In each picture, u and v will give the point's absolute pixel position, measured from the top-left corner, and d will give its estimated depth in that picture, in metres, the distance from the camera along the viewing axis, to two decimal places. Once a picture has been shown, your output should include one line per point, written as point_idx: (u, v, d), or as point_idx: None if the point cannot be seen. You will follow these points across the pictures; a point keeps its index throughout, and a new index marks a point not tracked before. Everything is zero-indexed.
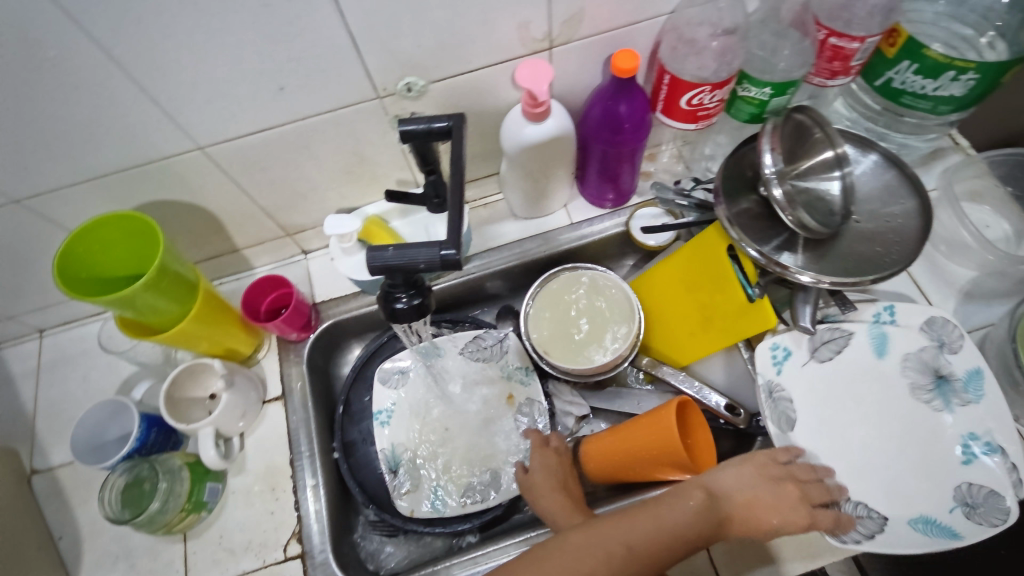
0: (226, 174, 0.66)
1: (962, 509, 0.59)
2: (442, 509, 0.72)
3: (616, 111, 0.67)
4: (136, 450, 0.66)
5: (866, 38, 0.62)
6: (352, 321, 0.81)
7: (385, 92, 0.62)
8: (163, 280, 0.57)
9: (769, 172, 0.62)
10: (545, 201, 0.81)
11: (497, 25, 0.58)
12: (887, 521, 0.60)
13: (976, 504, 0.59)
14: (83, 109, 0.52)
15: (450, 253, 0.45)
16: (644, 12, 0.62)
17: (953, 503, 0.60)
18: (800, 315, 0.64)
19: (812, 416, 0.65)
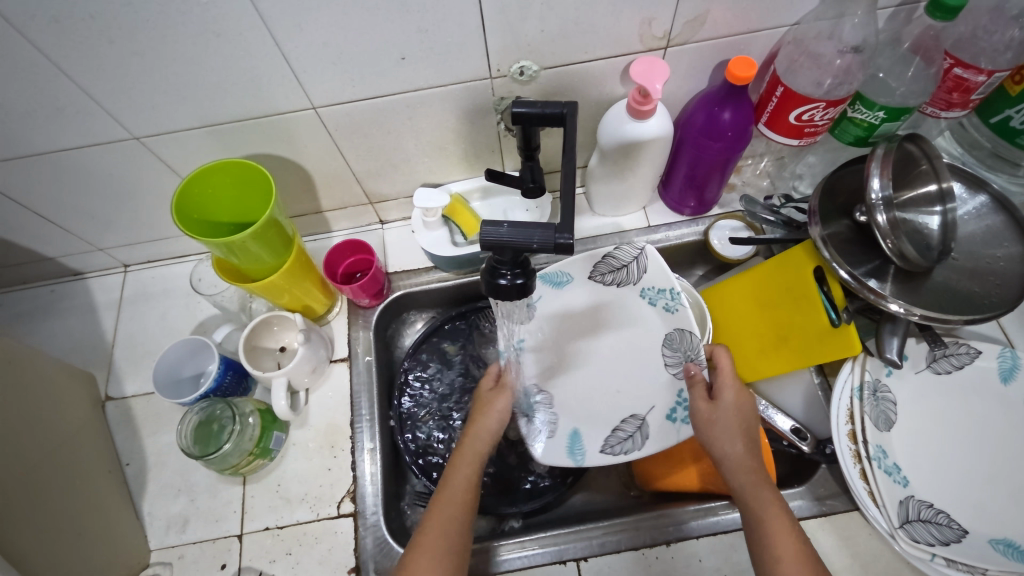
0: (331, 135, 0.67)
1: None
2: (581, 457, 0.66)
3: (720, 118, 0.66)
4: (211, 390, 0.68)
5: (994, 72, 0.60)
6: (421, 295, 0.83)
7: (498, 73, 0.62)
8: (268, 231, 0.59)
9: (875, 197, 0.60)
10: (626, 200, 0.81)
11: (622, 18, 0.58)
12: (967, 535, 0.57)
13: None
14: (218, 57, 0.54)
15: (564, 239, 0.45)
16: (767, 21, 0.61)
17: None
18: (885, 345, 0.62)
19: (912, 421, 0.63)
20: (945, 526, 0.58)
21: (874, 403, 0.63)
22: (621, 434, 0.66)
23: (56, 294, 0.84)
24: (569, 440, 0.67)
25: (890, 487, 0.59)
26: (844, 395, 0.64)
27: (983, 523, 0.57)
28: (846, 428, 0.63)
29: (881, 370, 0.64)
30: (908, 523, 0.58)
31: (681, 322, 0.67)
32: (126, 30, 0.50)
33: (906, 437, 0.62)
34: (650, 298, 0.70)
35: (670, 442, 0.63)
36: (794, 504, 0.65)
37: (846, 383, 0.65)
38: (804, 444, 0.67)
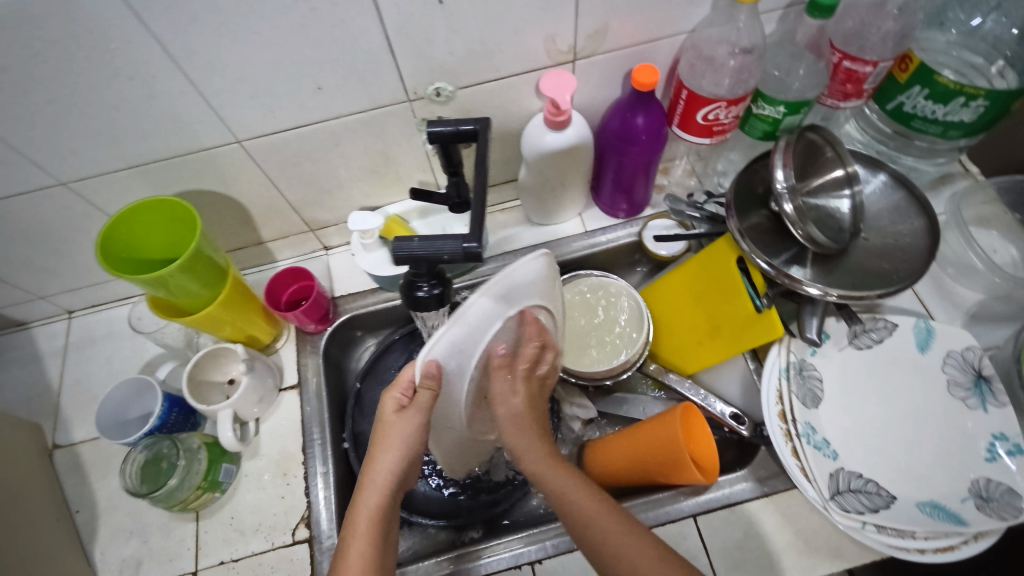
0: (260, 167, 0.69)
1: (975, 501, 0.57)
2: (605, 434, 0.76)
3: (633, 123, 0.69)
4: (157, 428, 0.68)
5: (879, 62, 0.64)
6: (367, 316, 0.84)
7: (415, 95, 0.65)
8: (197, 263, 0.60)
9: (780, 187, 0.64)
10: (560, 208, 0.83)
11: (525, 36, 0.61)
12: (894, 501, 0.60)
13: (991, 498, 0.57)
14: (135, 99, 0.56)
15: (472, 245, 0.48)
16: (665, 30, 0.65)
17: (966, 494, 0.58)
18: (806, 326, 0.65)
19: (837, 398, 0.66)
20: (874, 494, 0.60)
21: (801, 382, 0.66)
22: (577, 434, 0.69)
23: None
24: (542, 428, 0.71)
25: (821, 462, 0.62)
26: (773, 376, 0.67)
27: (908, 486, 0.60)
28: (776, 408, 0.65)
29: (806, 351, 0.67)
30: (838, 494, 0.60)
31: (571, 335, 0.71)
32: (38, 78, 0.51)
33: (828, 411, 0.65)
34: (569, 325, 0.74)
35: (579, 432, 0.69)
36: (739, 487, 0.67)
37: (774, 364, 0.67)
38: (743, 427, 0.70)
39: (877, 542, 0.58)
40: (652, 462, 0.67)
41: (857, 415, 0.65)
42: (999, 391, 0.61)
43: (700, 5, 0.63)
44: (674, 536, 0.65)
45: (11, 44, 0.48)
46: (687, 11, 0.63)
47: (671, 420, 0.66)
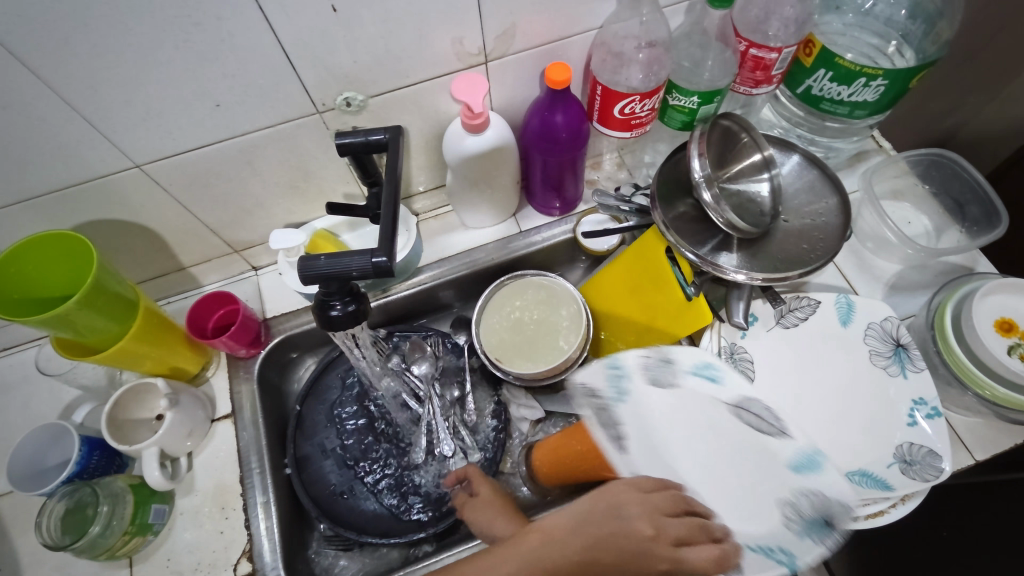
0: (167, 191, 0.65)
1: (900, 465, 0.60)
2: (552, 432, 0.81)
3: (552, 121, 0.69)
4: (76, 474, 0.64)
5: (782, 48, 0.66)
6: (303, 336, 0.81)
7: (325, 107, 0.63)
8: (99, 298, 0.57)
9: (698, 177, 0.65)
10: (492, 210, 0.82)
11: (431, 40, 0.60)
12: None
13: (913, 461, 0.60)
14: (13, 129, 0.52)
15: (381, 260, 0.47)
16: (573, 27, 0.65)
17: (891, 459, 0.60)
18: (734, 310, 0.67)
19: (770, 377, 0.67)
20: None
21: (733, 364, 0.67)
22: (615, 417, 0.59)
23: None
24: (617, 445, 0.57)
25: None
26: None
27: (838, 458, 0.61)
28: None
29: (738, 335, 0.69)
30: None
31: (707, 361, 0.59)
32: None
33: (762, 391, 0.66)
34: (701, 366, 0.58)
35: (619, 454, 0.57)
36: None
37: (707, 350, 0.68)
38: None
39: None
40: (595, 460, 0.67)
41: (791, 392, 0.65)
42: (915, 357, 0.63)
43: (605, 1, 0.63)
44: None
45: None
46: (593, 7, 0.63)
47: (610, 414, 0.66)
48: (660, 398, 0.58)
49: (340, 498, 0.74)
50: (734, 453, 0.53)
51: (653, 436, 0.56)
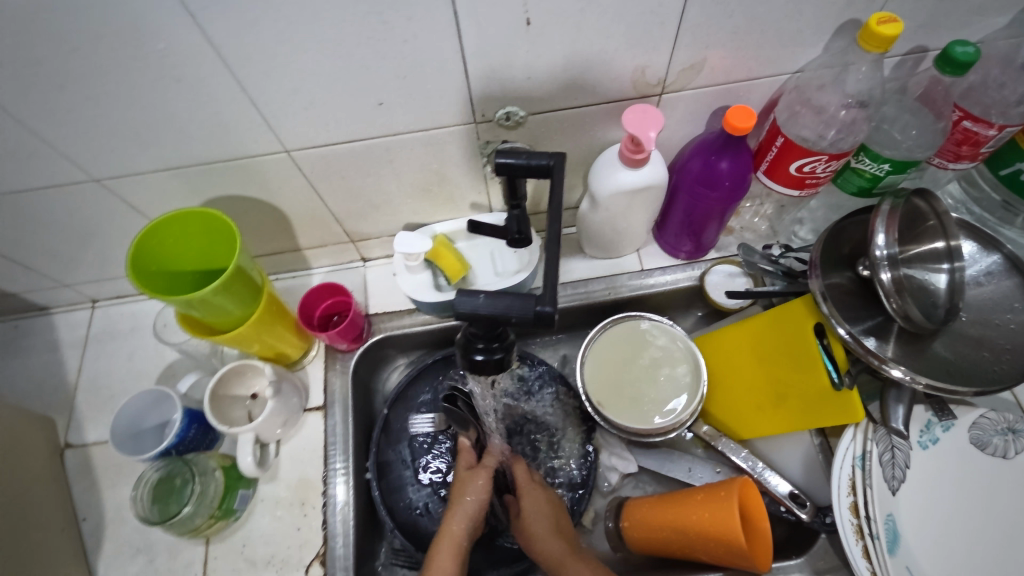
0: (306, 178, 0.64)
1: None
2: (644, 489, 0.77)
3: (716, 167, 0.63)
4: (174, 446, 0.64)
5: (1005, 126, 0.57)
6: (402, 338, 0.79)
7: (483, 118, 0.59)
8: (234, 283, 0.56)
9: (880, 254, 0.57)
10: (617, 244, 0.77)
11: (613, 65, 0.55)
12: None
13: None
14: (181, 102, 0.51)
15: (546, 308, 0.42)
16: (767, 69, 0.58)
17: None
18: (891, 414, 0.59)
19: (919, 492, 0.59)
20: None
21: (880, 470, 0.59)
22: (894, 475, 0.59)
23: (18, 331, 0.80)
24: (888, 528, 0.57)
25: (897, 562, 0.56)
26: (846, 465, 0.60)
27: None
28: (848, 500, 0.59)
29: (914, 443, 0.60)
30: None
31: (979, 437, 0.60)
32: (79, 75, 0.47)
33: (936, 522, 0.58)
34: (928, 428, 0.61)
35: (903, 526, 0.58)
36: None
37: (848, 450, 0.60)
38: (803, 511, 0.64)
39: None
40: (703, 543, 0.62)
41: (1010, 496, 0.57)
42: None
43: (812, 46, 0.56)
44: None
45: (51, 37, 0.43)
46: (797, 51, 0.56)
47: (727, 502, 0.60)
48: (935, 493, 0.59)
49: (415, 515, 0.72)
50: (980, 522, 0.57)
51: (975, 523, 0.57)
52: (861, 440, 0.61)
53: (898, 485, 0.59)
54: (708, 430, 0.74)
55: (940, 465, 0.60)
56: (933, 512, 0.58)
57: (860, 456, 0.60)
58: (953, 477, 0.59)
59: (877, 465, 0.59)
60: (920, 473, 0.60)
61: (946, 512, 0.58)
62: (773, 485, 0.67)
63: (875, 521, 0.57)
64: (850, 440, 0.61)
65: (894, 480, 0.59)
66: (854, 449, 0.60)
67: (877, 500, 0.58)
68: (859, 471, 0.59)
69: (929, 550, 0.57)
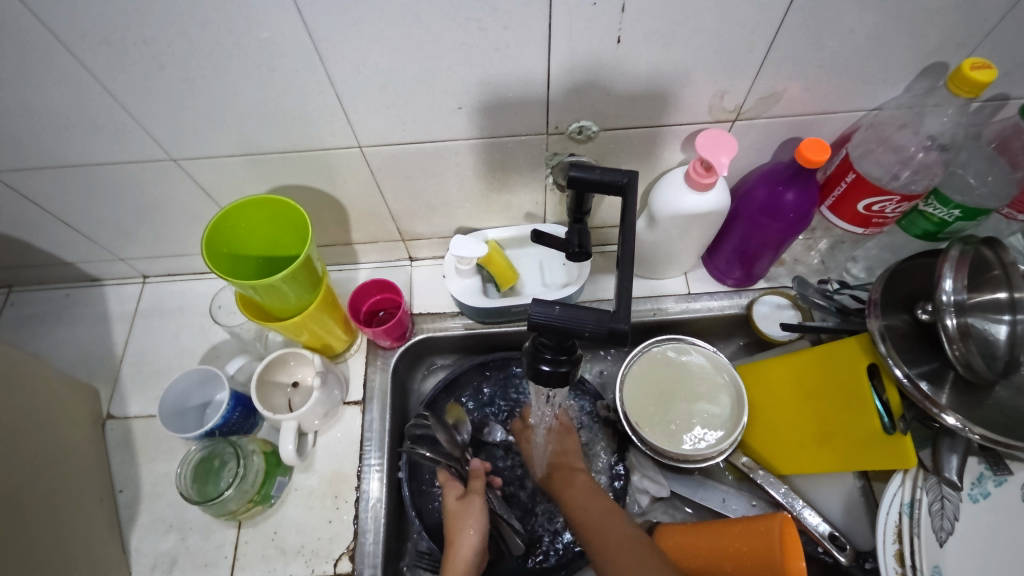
0: (372, 174, 0.64)
1: None
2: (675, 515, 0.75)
3: (781, 197, 0.62)
4: (217, 427, 0.65)
5: None
6: (443, 340, 0.79)
7: (556, 130, 0.60)
8: (301, 272, 0.57)
9: (946, 299, 0.56)
10: (668, 266, 0.77)
11: (693, 88, 0.55)
12: None
13: None
14: (268, 90, 0.52)
15: (620, 326, 0.42)
16: (844, 104, 0.58)
17: None
18: (944, 464, 0.57)
19: (970, 546, 0.57)
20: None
21: (927, 520, 0.57)
22: (943, 525, 0.57)
23: (70, 299, 0.82)
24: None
25: None
26: (893, 512, 0.59)
27: None
28: (892, 547, 0.58)
29: (966, 496, 0.59)
30: None
31: None
32: (178, 56, 0.48)
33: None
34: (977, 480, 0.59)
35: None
36: None
37: (895, 497, 0.60)
38: (842, 554, 0.63)
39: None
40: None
41: None
42: None
43: (894, 85, 0.56)
44: None
45: (162, 18, 0.45)
46: (878, 89, 0.56)
47: (769, 535, 0.59)
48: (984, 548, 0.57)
49: (444, 519, 0.71)
50: None
51: None
52: (911, 487, 0.60)
53: (945, 536, 0.57)
54: (747, 462, 0.73)
55: (993, 519, 0.58)
56: (982, 571, 0.56)
57: (909, 504, 0.59)
58: (1004, 534, 0.57)
59: (926, 514, 0.58)
60: (970, 527, 0.57)
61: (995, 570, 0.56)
62: (812, 523, 0.66)
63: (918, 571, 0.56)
64: (898, 487, 0.60)
65: (942, 532, 0.57)
66: (903, 495, 0.59)
67: (924, 551, 0.56)
68: (906, 519, 0.58)
69: None
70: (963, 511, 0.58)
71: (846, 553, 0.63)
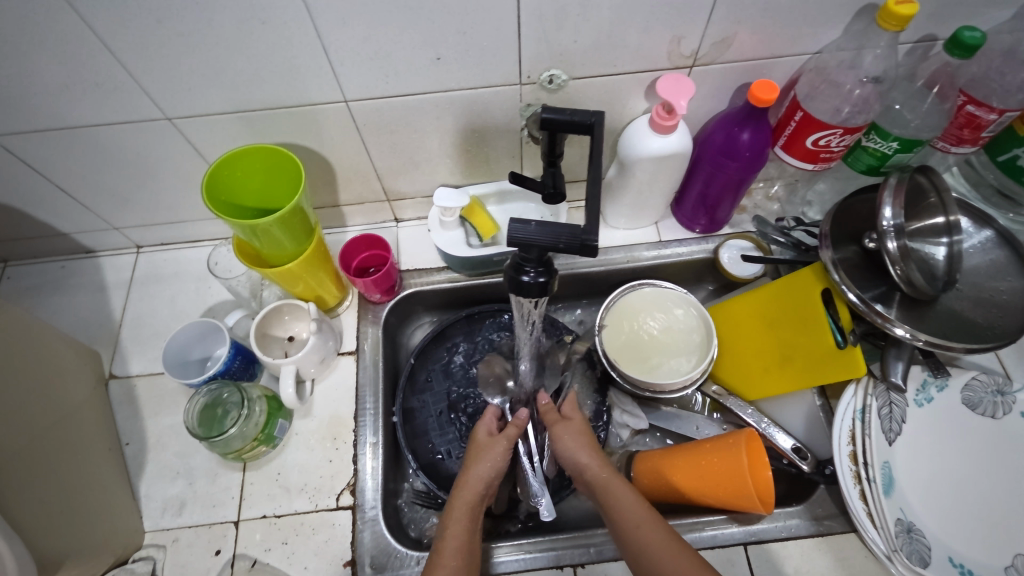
0: (357, 130, 0.68)
1: None
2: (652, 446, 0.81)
3: (738, 138, 0.68)
4: (220, 373, 0.69)
5: (1005, 111, 0.63)
6: (431, 294, 0.83)
7: (528, 80, 0.64)
8: (293, 217, 0.60)
9: (887, 224, 0.61)
10: (639, 213, 0.82)
11: (652, 35, 0.60)
12: (950, 556, 0.58)
13: None
14: (259, 43, 0.56)
15: (591, 240, 0.47)
16: (789, 48, 0.63)
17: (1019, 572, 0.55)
18: (891, 369, 0.63)
19: (913, 444, 0.63)
20: (976, 523, 0.59)
21: (873, 423, 0.64)
22: (890, 426, 0.64)
23: (66, 270, 0.85)
24: (882, 473, 0.62)
25: (889, 504, 0.60)
26: (847, 418, 0.65)
27: None
28: (847, 448, 0.64)
29: (913, 401, 0.65)
30: (904, 543, 0.58)
31: (972, 399, 0.64)
32: (173, 11, 0.51)
33: (926, 475, 0.62)
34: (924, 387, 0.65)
35: (897, 475, 0.62)
36: (793, 522, 0.67)
37: (849, 405, 0.66)
38: (805, 463, 0.69)
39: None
40: (709, 489, 0.66)
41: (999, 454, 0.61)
42: None
43: (833, 28, 0.61)
44: (722, 560, 0.66)
45: None
46: (818, 32, 0.62)
47: (736, 447, 0.64)
48: (928, 447, 0.63)
49: (437, 459, 0.75)
50: (967, 477, 0.61)
51: (958, 477, 0.61)
52: (864, 396, 0.66)
53: (891, 437, 0.63)
54: (716, 389, 0.79)
55: (938, 421, 0.64)
56: (924, 467, 0.63)
57: (860, 411, 0.65)
58: (945, 434, 0.63)
59: (874, 418, 0.64)
60: (917, 430, 0.64)
61: (935, 465, 0.62)
62: (777, 440, 0.71)
63: (866, 465, 0.62)
64: (850, 398, 0.66)
65: (890, 432, 0.64)
66: (855, 403, 0.65)
67: (874, 448, 0.62)
68: (858, 424, 0.64)
69: (917, 497, 0.61)
70: (908, 416, 0.64)
71: (806, 463, 0.69)
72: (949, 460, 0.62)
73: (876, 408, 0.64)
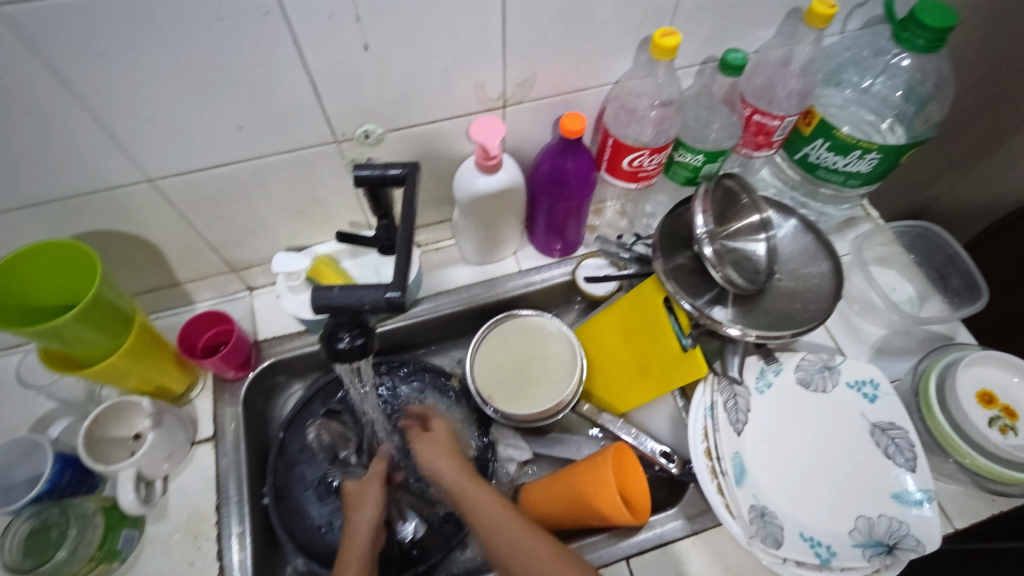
0: (174, 207, 0.65)
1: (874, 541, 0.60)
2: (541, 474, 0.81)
3: (562, 168, 0.71)
4: (45, 492, 0.62)
5: (785, 117, 0.70)
6: (295, 360, 0.80)
7: (344, 137, 0.64)
8: (95, 310, 0.56)
9: (701, 232, 0.65)
10: (493, 248, 0.83)
11: (455, 82, 0.62)
12: (800, 530, 0.62)
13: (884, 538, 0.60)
14: (28, 136, 0.52)
15: (395, 296, 0.46)
16: (589, 81, 0.68)
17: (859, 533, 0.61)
18: (729, 365, 0.69)
19: (760, 431, 0.67)
20: (820, 497, 0.63)
21: (723, 417, 0.67)
22: (737, 416, 0.67)
23: None
24: (734, 464, 0.65)
25: (744, 493, 0.63)
26: (700, 416, 0.68)
27: (864, 495, 0.63)
28: (702, 446, 0.66)
29: (755, 389, 0.69)
30: (760, 528, 0.61)
31: (803, 378, 0.70)
32: None
33: (774, 458, 0.66)
34: (762, 373, 0.70)
35: (748, 463, 0.65)
36: (670, 525, 0.68)
37: (699, 403, 0.68)
38: (672, 466, 0.72)
39: (804, 550, 0.60)
40: (584, 511, 0.66)
41: (829, 426, 0.67)
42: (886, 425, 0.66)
43: (622, 59, 0.66)
44: None
45: None
46: (610, 65, 0.66)
47: (603, 462, 0.65)
48: (772, 430, 0.67)
49: (319, 533, 0.71)
50: (805, 451, 0.66)
51: (800, 453, 0.66)
52: (711, 393, 0.69)
53: (742, 427, 0.67)
54: (589, 408, 0.80)
55: (777, 404, 0.69)
56: (771, 450, 0.66)
57: (710, 408, 0.68)
58: (785, 415, 0.68)
59: (723, 412, 0.67)
60: (760, 416, 0.68)
61: (780, 446, 0.67)
62: (646, 448, 0.75)
63: (720, 459, 0.65)
64: (700, 396, 0.69)
65: (738, 422, 0.67)
66: (704, 400, 0.68)
67: (726, 440, 0.66)
68: (710, 420, 0.67)
69: (768, 479, 0.65)
70: (751, 404, 0.68)
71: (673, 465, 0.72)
72: (791, 439, 0.67)
73: (723, 402, 0.68)
